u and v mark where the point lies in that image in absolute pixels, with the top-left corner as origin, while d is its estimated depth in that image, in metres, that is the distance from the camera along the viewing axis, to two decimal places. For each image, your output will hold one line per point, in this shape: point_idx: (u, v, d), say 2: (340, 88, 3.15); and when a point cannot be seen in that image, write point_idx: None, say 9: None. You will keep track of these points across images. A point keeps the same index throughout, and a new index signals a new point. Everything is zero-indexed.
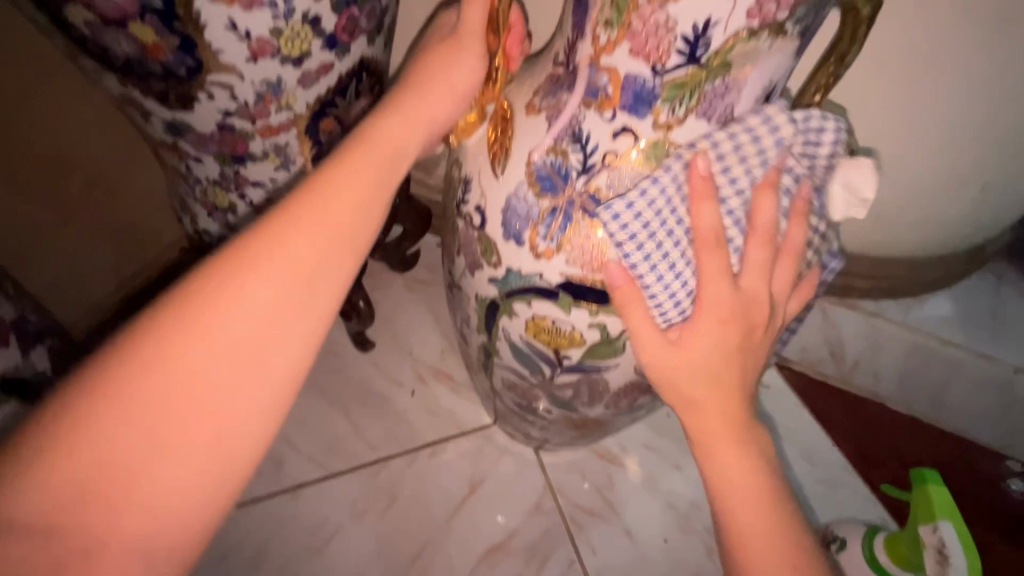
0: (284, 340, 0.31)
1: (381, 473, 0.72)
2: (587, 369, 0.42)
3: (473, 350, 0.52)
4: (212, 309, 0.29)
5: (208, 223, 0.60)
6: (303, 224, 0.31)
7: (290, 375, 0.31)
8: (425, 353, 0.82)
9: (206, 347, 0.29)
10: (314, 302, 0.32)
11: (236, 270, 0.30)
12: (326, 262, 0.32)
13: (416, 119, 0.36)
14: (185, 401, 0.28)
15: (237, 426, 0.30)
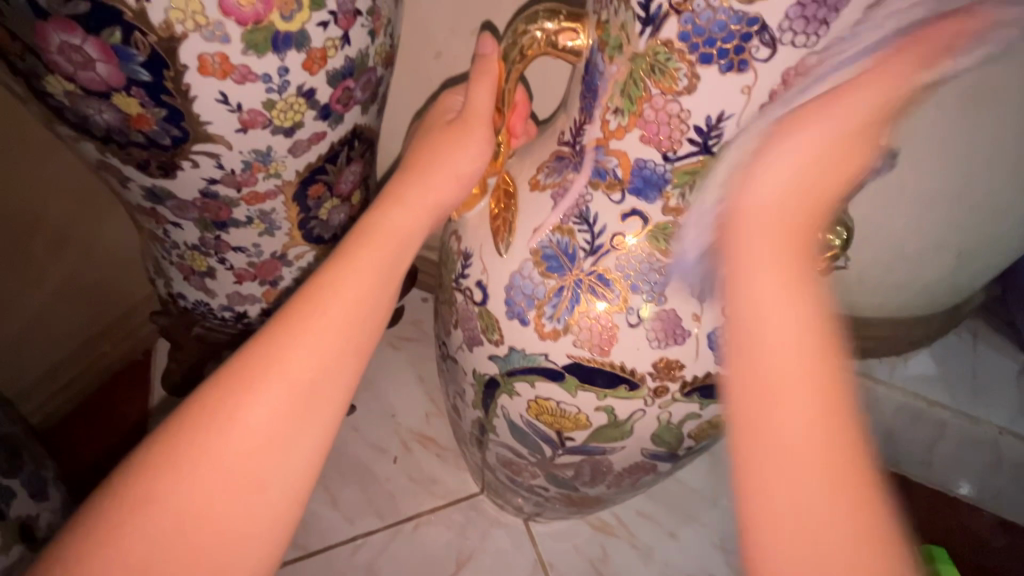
0: (282, 456, 0.29)
1: (360, 552, 0.67)
2: (592, 451, 0.40)
3: (466, 423, 0.50)
4: (204, 435, 0.28)
5: (183, 287, 0.56)
6: (297, 333, 0.30)
7: (291, 492, 0.29)
8: (408, 415, 0.78)
9: (197, 475, 0.28)
10: (314, 412, 0.30)
11: (230, 391, 0.29)
12: (325, 371, 0.30)
13: (418, 214, 0.35)
14: (178, 538, 0.27)
15: (235, 555, 0.28)
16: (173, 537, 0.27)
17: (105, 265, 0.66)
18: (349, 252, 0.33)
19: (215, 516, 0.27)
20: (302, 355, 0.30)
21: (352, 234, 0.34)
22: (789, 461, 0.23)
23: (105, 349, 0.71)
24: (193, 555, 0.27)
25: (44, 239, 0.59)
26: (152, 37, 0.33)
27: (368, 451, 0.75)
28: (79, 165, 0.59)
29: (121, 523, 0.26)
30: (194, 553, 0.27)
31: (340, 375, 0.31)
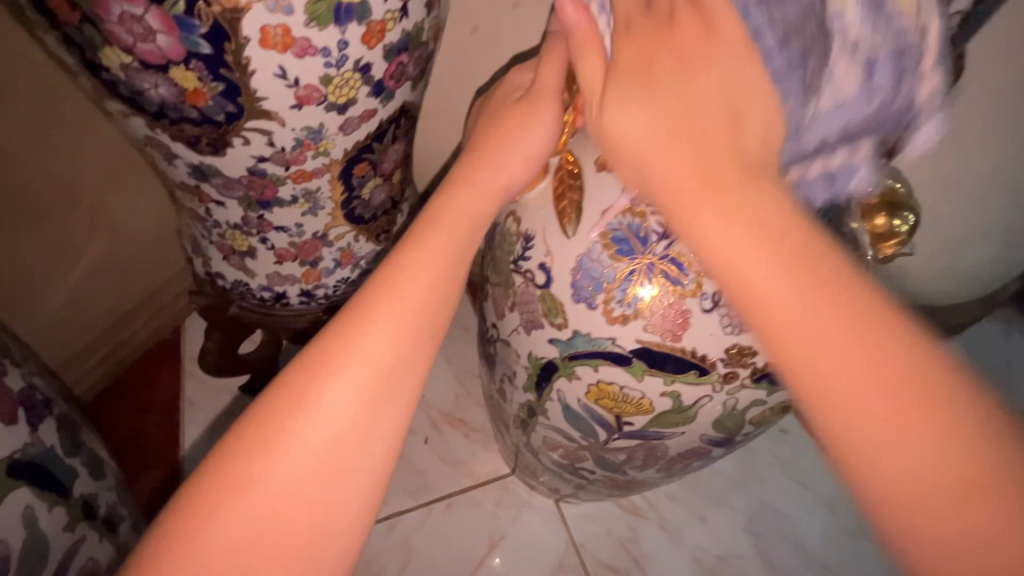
0: (365, 441, 0.29)
1: (395, 531, 0.68)
2: (650, 436, 0.40)
3: (512, 406, 0.50)
4: (290, 420, 0.28)
5: (222, 267, 0.56)
6: (376, 318, 0.30)
7: (374, 477, 0.29)
8: (437, 397, 0.79)
9: (284, 460, 0.27)
10: (397, 398, 0.30)
11: (313, 376, 0.29)
12: (404, 356, 0.30)
13: (490, 197, 0.34)
14: (267, 522, 0.27)
15: (321, 541, 0.28)
16: (263, 523, 0.27)
17: (138, 245, 0.66)
18: (423, 235, 0.33)
19: (304, 501, 0.27)
20: (382, 339, 0.30)
21: (423, 218, 0.34)
22: (825, 362, 0.23)
23: (137, 328, 0.71)
24: (286, 541, 0.27)
25: (80, 218, 0.58)
26: (217, 7, 0.32)
27: None
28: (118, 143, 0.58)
29: (213, 509, 0.26)
30: (284, 536, 0.27)
31: (418, 360, 0.31)
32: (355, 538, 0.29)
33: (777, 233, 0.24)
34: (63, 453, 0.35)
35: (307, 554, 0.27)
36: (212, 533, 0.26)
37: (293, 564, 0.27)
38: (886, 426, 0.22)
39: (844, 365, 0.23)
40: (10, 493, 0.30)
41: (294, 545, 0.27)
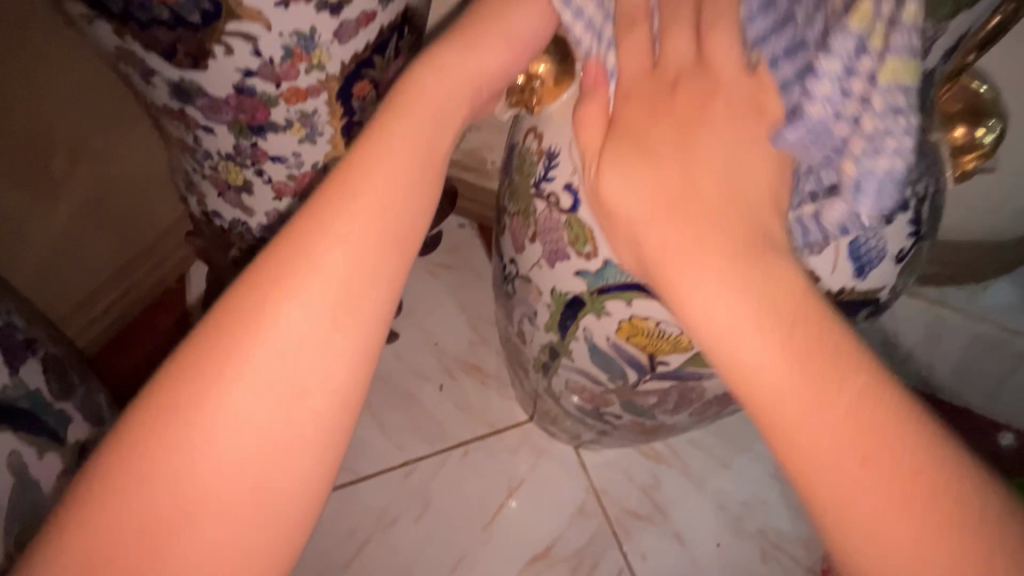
0: (326, 357, 0.27)
1: (412, 477, 0.66)
2: (686, 376, 0.37)
3: (532, 348, 0.46)
4: (239, 338, 0.26)
5: (218, 204, 0.52)
6: (330, 226, 0.27)
7: (339, 398, 0.27)
8: (451, 344, 0.76)
9: (234, 379, 0.25)
10: (361, 311, 0.27)
11: (265, 293, 0.26)
12: (368, 268, 0.28)
13: (466, 91, 0.30)
14: (219, 445, 0.25)
15: (280, 471, 0.25)
16: (215, 446, 0.25)
17: (131, 186, 0.62)
18: (381, 135, 0.29)
19: (260, 422, 0.25)
20: (339, 248, 0.27)
21: (381, 116, 0.30)
22: (801, 425, 0.23)
23: (137, 277, 0.68)
24: (244, 462, 0.25)
25: (63, 152, 0.55)
26: None
27: (412, 378, 0.73)
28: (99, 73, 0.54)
29: (159, 436, 0.25)
30: (239, 459, 0.25)
31: (384, 271, 0.28)
32: (323, 464, 0.26)
33: (751, 287, 0.24)
34: (51, 397, 0.32)
35: (268, 478, 0.25)
36: (161, 455, 0.24)
37: (253, 489, 0.25)
38: (863, 471, 0.22)
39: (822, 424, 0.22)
40: None
41: (253, 469, 0.25)
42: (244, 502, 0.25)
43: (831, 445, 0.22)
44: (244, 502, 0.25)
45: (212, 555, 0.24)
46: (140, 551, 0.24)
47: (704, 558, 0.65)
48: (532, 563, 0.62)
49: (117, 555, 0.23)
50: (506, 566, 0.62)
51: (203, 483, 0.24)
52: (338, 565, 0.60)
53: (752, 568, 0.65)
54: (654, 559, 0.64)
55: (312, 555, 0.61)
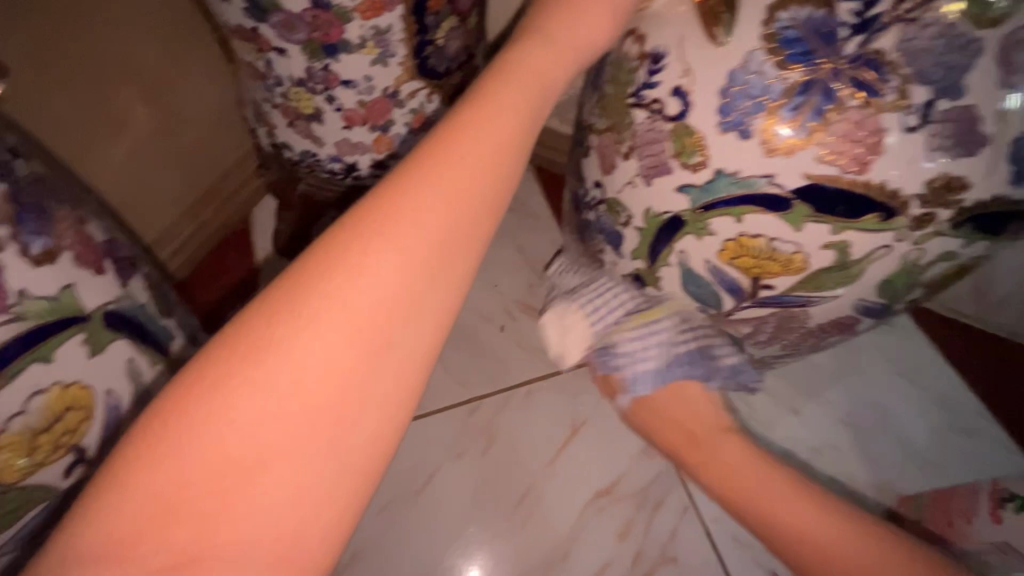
0: (410, 315, 0.26)
1: (476, 414, 0.67)
2: (788, 302, 0.34)
3: (613, 279, 0.45)
4: (331, 281, 0.25)
5: (289, 136, 0.51)
6: (429, 178, 0.27)
7: (417, 361, 0.26)
8: (511, 287, 0.76)
9: (323, 329, 0.24)
10: (447, 272, 0.27)
11: (360, 237, 0.26)
12: (458, 223, 0.27)
13: (559, 67, 0.31)
14: (302, 397, 0.24)
15: (362, 423, 0.25)
16: (297, 398, 0.24)
17: (195, 123, 0.64)
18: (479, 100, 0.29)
19: (344, 378, 0.24)
20: (434, 202, 0.27)
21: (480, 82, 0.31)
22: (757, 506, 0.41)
23: (208, 216, 0.70)
24: (321, 420, 0.24)
25: (135, 92, 0.56)
26: None
27: (474, 320, 0.73)
28: (170, 14, 0.56)
29: (245, 372, 0.24)
30: (319, 416, 0.24)
31: (469, 232, 0.28)
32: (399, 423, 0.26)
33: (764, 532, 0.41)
34: (156, 313, 0.33)
35: (345, 434, 0.24)
36: (241, 399, 0.23)
37: (334, 439, 0.24)
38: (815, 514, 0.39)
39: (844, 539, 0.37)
40: (108, 346, 0.28)
41: (334, 417, 0.24)
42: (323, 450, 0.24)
43: (822, 547, 0.37)
44: (317, 464, 0.23)
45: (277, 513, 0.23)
46: (205, 497, 0.22)
47: None
48: (596, 499, 0.62)
49: (196, 488, 0.22)
50: (570, 501, 0.62)
51: (278, 434, 0.23)
52: (409, 491, 0.62)
53: None
54: None
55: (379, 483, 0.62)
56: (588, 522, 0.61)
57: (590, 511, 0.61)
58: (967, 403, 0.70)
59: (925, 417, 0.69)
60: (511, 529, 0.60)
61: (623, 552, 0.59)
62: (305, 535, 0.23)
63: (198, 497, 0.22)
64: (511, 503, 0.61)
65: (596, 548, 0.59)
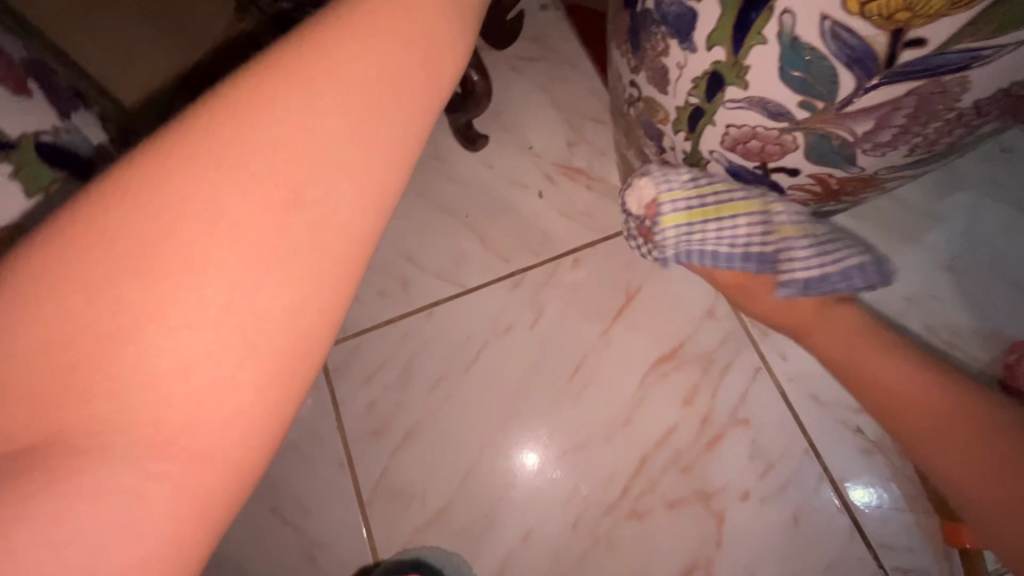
0: (311, 174, 0.26)
1: (521, 287, 0.61)
2: (941, 68, 0.25)
3: (677, 92, 0.36)
4: (236, 134, 0.25)
5: None
6: (343, 45, 0.27)
7: (328, 224, 0.26)
8: (548, 149, 0.68)
9: (229, 170, 0.25)
10: (356, 134, 0.27)
11: (268, 93, 0.26)
12: (376, 98, 0.27)
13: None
14: (211, 240, 0.24)
15: (266, 290, 0.24)
16: (189, 244, 0.24)
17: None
18: None
19: (252, 230, 0.24)
20: (345, 64, 0.27)
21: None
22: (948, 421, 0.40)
23: None
24: (228, 256, 0.24)
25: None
26: None
27: (509, 187, 0.66)
28: None
29: (141, 216, 0.23)
30: (227, 262, 0.24)
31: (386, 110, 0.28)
32: (308, 312, 0.26)
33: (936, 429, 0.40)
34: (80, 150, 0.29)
35: (246, 299, 0.24)
36: (137, 225, 0.23)
37: (233, 304, 0.24)
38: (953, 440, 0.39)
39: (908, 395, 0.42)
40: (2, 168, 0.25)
41: (238, 279, 0.24)
42: (221, 317, 0.24)
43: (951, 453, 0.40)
44: (216, 323, 0.23)
45: (168, 376, 0.23)
46: (81, 345, 0.22)
47: None
48: (659, 364, 0.57)
49: (85, 331, 0.22)
50: (626, 371, 0.57)
51: (183, 274, 0.23)
52: (458, 368, 0.58)
53: None
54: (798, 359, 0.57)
55: (425, 364, 0.59)
56: (651, 389, 0.56)
57: (652, 377, 0.57)
58: None
59: None
60: (569, 402, 0.56)
61: (690, 418, 0.55)
62: (218, 403, 0.23)
63: (105, 330, 0.22)
64: (565, 374, 0.57)
65: (662, 413, 0.55)
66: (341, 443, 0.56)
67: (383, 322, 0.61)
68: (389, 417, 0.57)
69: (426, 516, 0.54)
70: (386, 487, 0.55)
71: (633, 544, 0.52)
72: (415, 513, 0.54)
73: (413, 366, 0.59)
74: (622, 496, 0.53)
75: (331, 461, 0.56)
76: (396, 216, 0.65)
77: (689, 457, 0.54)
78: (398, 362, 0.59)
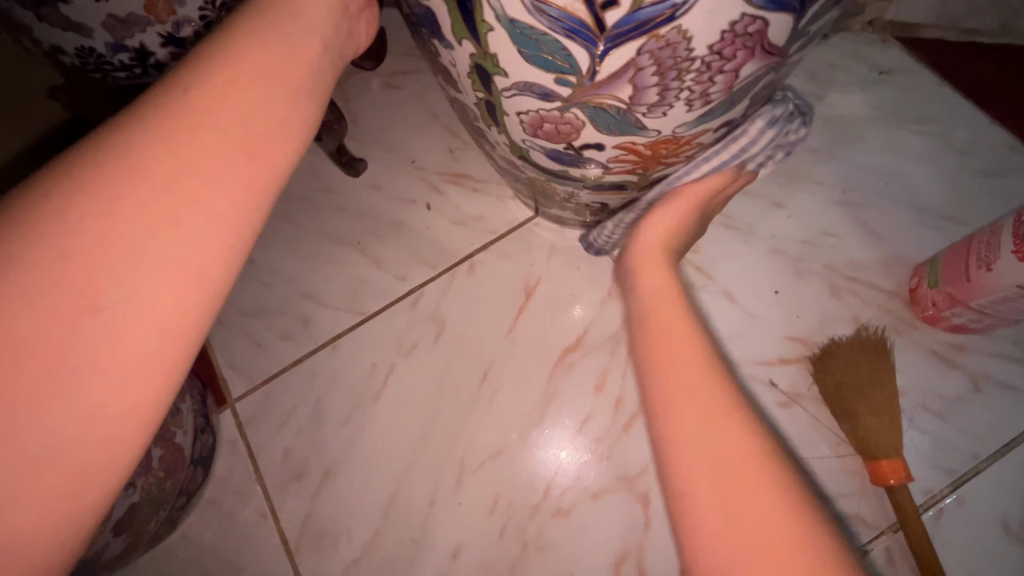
0: (128, 283, 0.24)
1: (420, 304, 0.60)
2: (648, 21, 0.24)
3: (467, 88, 0.35)
4: (39, 244, 0.23)
5: (52, 35, 0.40)
6: (157, 134, 0.26)
7: (153, 337, 0.25)
8: (431, 159, 0.67)
9: (27, 284, 0.23)
10: (175, 236, 0.26)
11: (76, 196, 0.24)
12: (198, 201, 0.26)
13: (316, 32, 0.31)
14: (24, 338, 0.22)
15: (86, 413, 0.23)
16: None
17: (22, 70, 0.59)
18: (235, 64, 0.28)
19: (63, 349, 0.23)
20: (177, 146, 0.26)
21: (219, 34, 0.29)
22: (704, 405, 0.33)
23: None
24: (37, 379, 0.22)
25: None
26: None
27: (397, 205, 0.65)
28: None
29: None
30: (37, 386, 0.22)
31: (211, 211, 0.27)
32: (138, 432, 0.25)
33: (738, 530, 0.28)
34: None
35: (62, 425, 0.23)
36: None
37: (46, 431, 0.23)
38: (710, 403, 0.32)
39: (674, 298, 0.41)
40: None
41: (47, 404, 0.23)
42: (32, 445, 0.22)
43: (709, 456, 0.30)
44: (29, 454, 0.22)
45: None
46: None
47: (764, 310, 0.56)
48: (565, 356, 0.56)
49: None
50: (533, 369, 0.56)
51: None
52: (368, 397, 0.57)
53: (826, 307, 0.55)
54: None
55: (335, 398, 0.58)
56: (561, 383, 0.55)
57: (560, 370, 0.56)
58: (982, 136, 0.60)
59: (939, 166, 0.59)
60: (481, 409, 0.56)
61: (602, 403, 0.54)
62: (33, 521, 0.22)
63: None
64: (475, 384, 0.56)
65: (574, 405, 0.55)
66: (261, 494, 0.55)
67: (289, 366, 0.59)
68: (306, 459, 0.56)
69: (355, 552, 0.53)
70: (312, 531, 0.54)
71: (563, 543, 0.51)
72: (343, 552, 0.53)
73: (324, 403, 0.58)
74: (545, 497, 0.52)
75: (254, 515, 0.55)
76: (287, 255, 0.64)
77: (606, 444, 0.53)
78: (309, 402, 0.58)
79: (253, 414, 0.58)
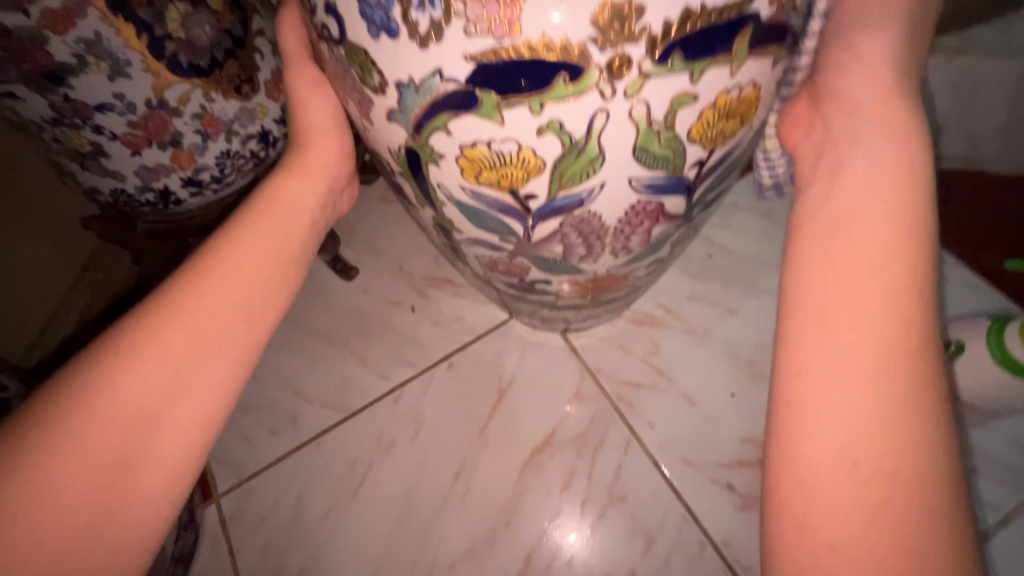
0: (147, 442, 0.29)
1: (401, 402, 0.64)
2: (564, 207, 0.30)
3: (433, 232, 0.41)
4: (74, 416, 0.27)
5: (90, 179, 0.47)
6: (180, 310, 0.31)
7: (165, 483, 0.29)
8: (417, 265, 0.73)
9: (64, 452, 0.27)
10: (189, 395, 0.30)
11: (106, 370, 0.29)
12: (209, 363, 0.31)
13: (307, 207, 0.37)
14: (58, 498, 0.26)
15: (105, 555, 0.27)
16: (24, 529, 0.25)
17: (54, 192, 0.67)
18: (241, 243, 0.34)
19: (89, 504, 0.27)
20: (193, 319, 0.31)
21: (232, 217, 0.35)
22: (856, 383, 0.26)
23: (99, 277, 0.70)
24: (68, 531, 0.26)
25: None
26: None
27: (385, 308, 0.71)
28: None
29: None
30: (67, 538, 0.26)
31: (219, 370, 0.32)
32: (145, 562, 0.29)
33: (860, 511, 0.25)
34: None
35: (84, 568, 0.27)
36: None
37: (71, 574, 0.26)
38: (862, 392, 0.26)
39: (891, 183, 0.28)
40: None
41: (74, 550, 0.26)
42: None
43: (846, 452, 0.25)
44: None
45: None
46: None
47: (721, 412, 0.60)
48: (535, 456, 0.59)
49: None
50: (505, 467, 0.59)
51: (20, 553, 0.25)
52: (347, 494, 0.60)
53: None
54: (664, 426, 0.59)
55: (316, 494, 0.60)
56: (531, 482, 0.58)
57: (530, 469, 0.59)
58: None
59: None
60: (455, 508, 0.58)
61: (570, 503, 0.57)
62: None
63: None
64: (448, 481, 0.59)
65: (543, 505, 0.57)
66: None
67: (274, 463, 0.62)
68: (283, 558, 0.57)
69: None
70: None
71: None
72: None
73: (304, 500, 0.60)
74: None
75: None
76: (279, 354, 0.68)
77: (574, 545, 0.55)
78: (289, 499, 0.60)
79: (235, 510, 0.60)
